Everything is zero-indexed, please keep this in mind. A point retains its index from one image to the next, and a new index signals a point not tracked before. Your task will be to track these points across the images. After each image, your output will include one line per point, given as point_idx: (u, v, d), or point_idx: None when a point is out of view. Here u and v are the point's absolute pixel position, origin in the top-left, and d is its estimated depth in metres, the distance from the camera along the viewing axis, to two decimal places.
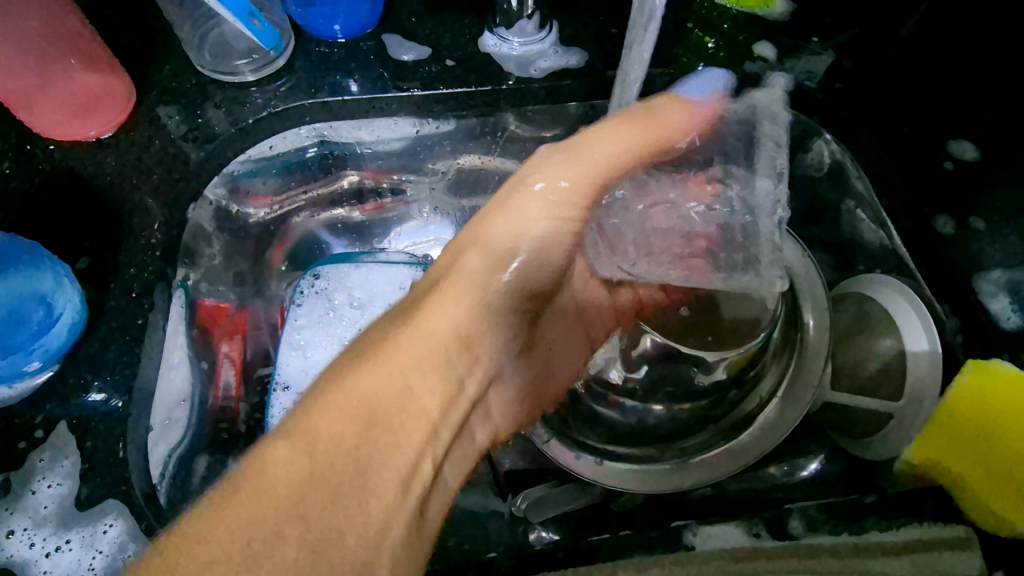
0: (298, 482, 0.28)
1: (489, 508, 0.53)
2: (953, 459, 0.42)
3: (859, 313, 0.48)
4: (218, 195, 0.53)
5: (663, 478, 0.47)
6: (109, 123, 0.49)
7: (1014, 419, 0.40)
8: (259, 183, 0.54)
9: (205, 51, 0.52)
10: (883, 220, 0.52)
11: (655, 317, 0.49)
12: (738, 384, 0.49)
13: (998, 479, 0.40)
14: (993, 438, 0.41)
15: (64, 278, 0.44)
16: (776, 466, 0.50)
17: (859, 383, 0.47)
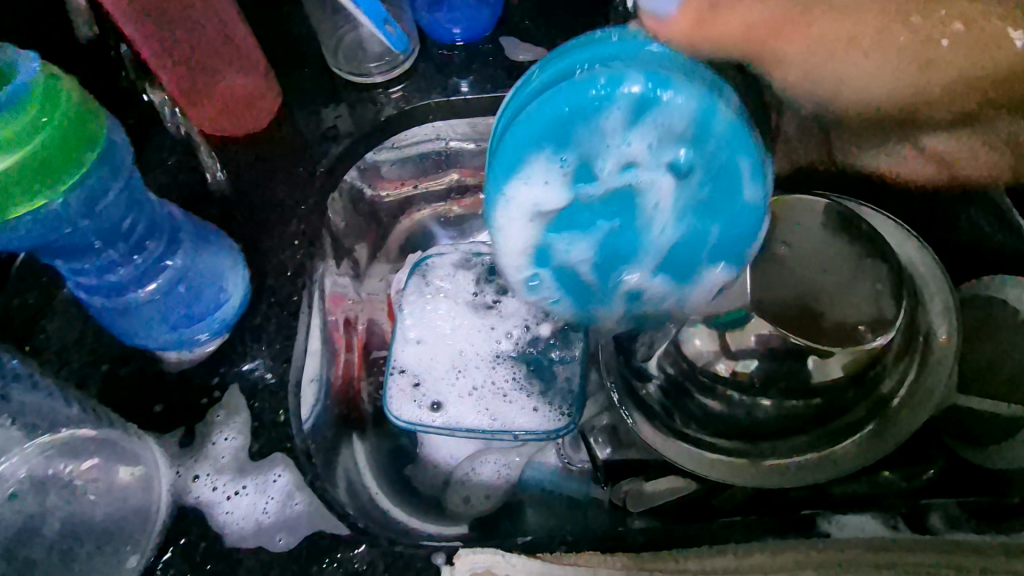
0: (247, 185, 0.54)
1: (590, 494, 0.55)
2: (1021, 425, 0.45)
3: (982, 318, 0.48)
4: (355, 177, 0.57)
5: (768, 474, 0.49)
6: (261, 121, 0.54)
7: None
8: (393, 166, 0.59)
9: (341, 55, 0.56)
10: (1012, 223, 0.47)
11: (764, 311, 0.47)
12: (857, 382, 0.47)
13: None
14: None
15: (238, 258, 0.48)
16: (888, 471, 0.49)
17: (990, 388, 0.46)
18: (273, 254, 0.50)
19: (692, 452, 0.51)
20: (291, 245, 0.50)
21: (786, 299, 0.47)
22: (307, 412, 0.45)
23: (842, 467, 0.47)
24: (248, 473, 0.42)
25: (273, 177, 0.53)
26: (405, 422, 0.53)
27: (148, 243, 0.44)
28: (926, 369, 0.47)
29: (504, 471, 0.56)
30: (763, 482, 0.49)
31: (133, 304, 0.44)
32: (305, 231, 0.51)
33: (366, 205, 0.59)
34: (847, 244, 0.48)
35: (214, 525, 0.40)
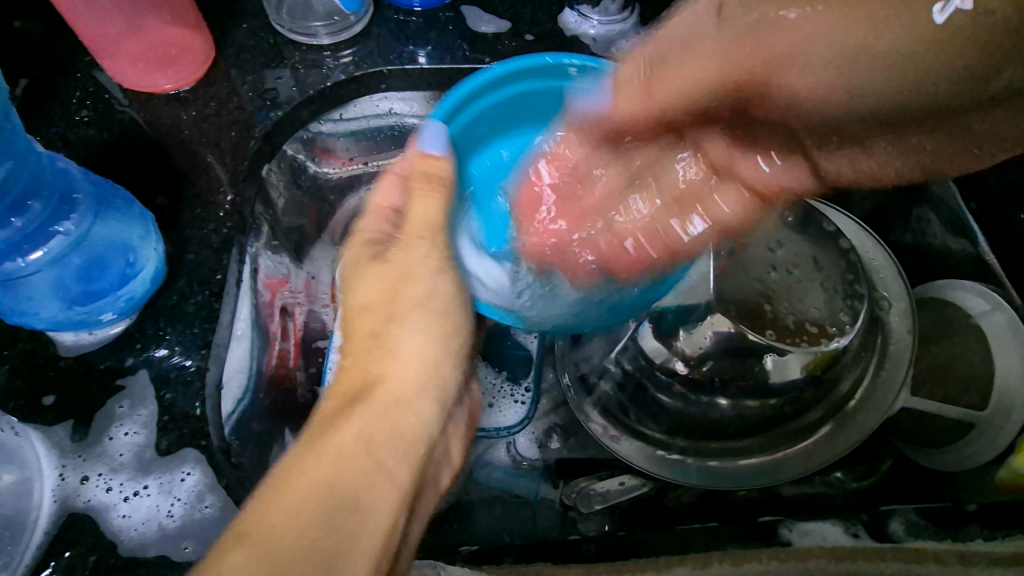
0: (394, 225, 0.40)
1: (540, 494, 0.52)
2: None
3: (940, 320, 0.48)
4: (296, 149, 0.51)
5: (722, 475, 0.47)
6: (187, 77, 0.48)
7: None
8: (340, 141, 0.54)
9: (283, 11, 0.51)
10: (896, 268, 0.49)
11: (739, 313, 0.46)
12: (814, 386, 0.46)
13: None
14: None
15: (152, 228, 0.42)
16: (841, 471, 0.48)
17: (940, 391, 0.46)
18: (197, 224, 0.44)
19: (646, 451, 0.49)
20: (216, 217, 0.45)
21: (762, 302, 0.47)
22: (229, 406, 0.40)
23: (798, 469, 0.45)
24: (151, 471, 0.37)
25: (199, 140, 0.47)
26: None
27: (29, 202, 0.38)
28: (885, 370, 0.46)
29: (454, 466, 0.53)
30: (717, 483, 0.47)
31: (15, 275, 0.39)
32: (232, 200, 0.45)
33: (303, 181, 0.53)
34: (823, 242, 0.48)
35: (109, 533, 0.36)
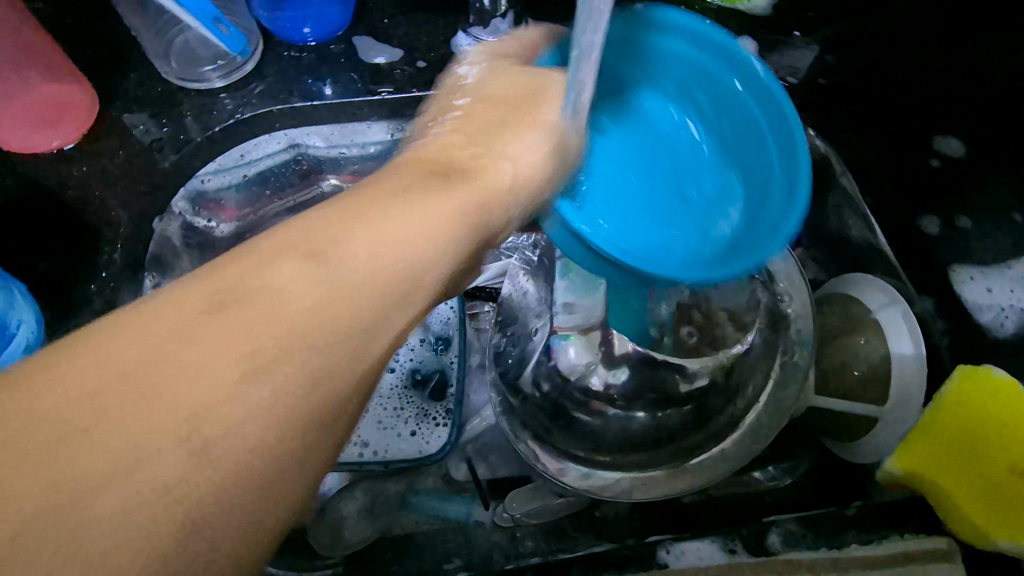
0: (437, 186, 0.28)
1: (472, 517, 0.52)
2: (929, 468, 0.41)
3: (845, 314, 0.48)
4: (183, 208, 0.51)
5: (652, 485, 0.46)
6: (72, 134, 0.47)
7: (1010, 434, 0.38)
8: (230, 193, 0.52)
9: (171, 59, 0.50)
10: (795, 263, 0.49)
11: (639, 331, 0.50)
12: (717, 391, 0.48)
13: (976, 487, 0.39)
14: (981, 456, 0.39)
15: (17, 294, 0.43)
16: (761, 470, 0.48)
17: (846, 387, 0.46)
18: (82, 288, 0.47)
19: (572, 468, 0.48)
20: (99, 277, 0.47)
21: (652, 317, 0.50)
22: None
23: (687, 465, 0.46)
24: None
25: (93, 197, 0.47)
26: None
27: None
28: (788, 371, 0.46)
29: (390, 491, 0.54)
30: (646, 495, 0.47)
31: None
32: (120, 258, 0.48)
33: (203, 238, 0.52)
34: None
35: None
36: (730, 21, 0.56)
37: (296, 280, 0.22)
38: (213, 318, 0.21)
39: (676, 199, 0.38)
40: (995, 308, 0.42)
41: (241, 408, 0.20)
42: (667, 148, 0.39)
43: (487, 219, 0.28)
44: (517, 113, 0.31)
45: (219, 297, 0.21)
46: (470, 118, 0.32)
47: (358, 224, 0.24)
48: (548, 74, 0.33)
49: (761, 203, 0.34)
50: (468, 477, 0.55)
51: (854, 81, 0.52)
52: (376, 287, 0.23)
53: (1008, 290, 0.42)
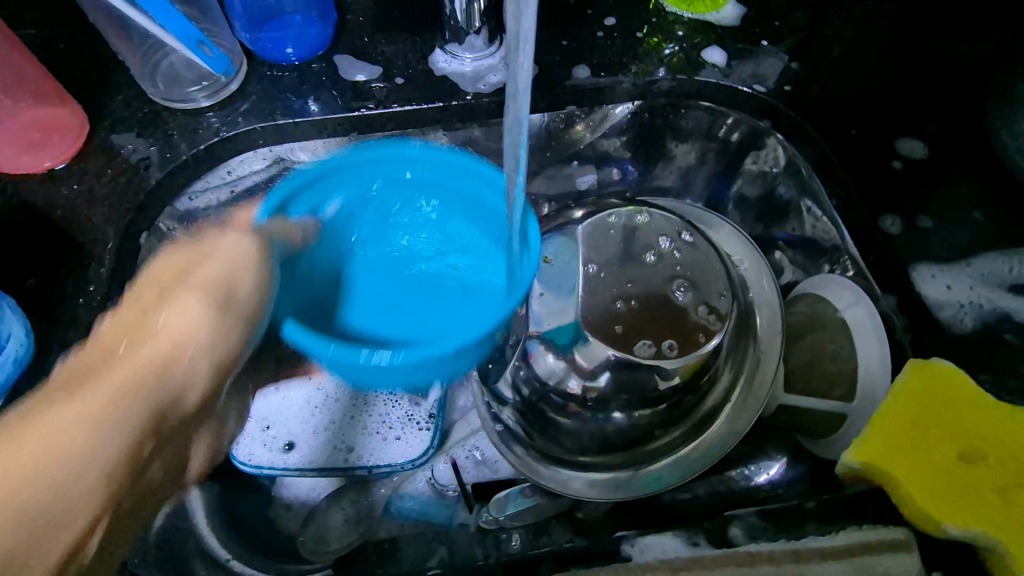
0: (178, 339, 0.36)
1: (456, 520, 0.54)
2: (898, 469, 0.34)
3: (813, 313, 0.49)
4: (171, 224, 0.51)
5: (635, 485, 0.48)
6: (62, 154, 0.49)
7: (967, 407, 0.34)
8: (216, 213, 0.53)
9: (158, 80, 0.52)
10: (760, 265, 0.52)
11: (615, 334, 0.48)
12: (692, 390, 0.48)
13: (989, 487, 0.32)
14: (980, 449, 0.33)
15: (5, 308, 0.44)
16: (738, 469, 0.49)
17: (814, 384, 0.47)
18: (67, 303, 0.46)
19: (562, 471, 0.50)
20: (87, 289, 0.46)
21: (616, 322, 0.48)
22: None
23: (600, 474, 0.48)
24: None
25: (77, 212, 0.48)
26: (272, 470, 0.54)
27: None
28: (755, 371, 0.48)
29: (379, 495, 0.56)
30: (630, 494, 0.48)
31: None
32: (105, 274, 0.47)
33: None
34: (698, 251, 0.51)
35: None
36: (700, 33, 0.58)
37: (173, 329, 0.37)
38: (32, 420, 0.31)
39: (399, 299, 0.48)
40: (956, 305, 0.43)
41: (103, 426, 0.32)
42: (441, 289, 0.48)
43: (236, 289, 0.39)
44: (177, 287, 0.38)
45: (84, 368, 0.35)
46: (175, 255, 0.40)
47: (143, 311, 0.37)
48: (259, 237, 0.40)
49: (511, 272, 0.44)
50: (456, 482, 0.57)
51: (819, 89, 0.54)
52: (229, 330, 0.38)
53: (966, 287, 0.44)
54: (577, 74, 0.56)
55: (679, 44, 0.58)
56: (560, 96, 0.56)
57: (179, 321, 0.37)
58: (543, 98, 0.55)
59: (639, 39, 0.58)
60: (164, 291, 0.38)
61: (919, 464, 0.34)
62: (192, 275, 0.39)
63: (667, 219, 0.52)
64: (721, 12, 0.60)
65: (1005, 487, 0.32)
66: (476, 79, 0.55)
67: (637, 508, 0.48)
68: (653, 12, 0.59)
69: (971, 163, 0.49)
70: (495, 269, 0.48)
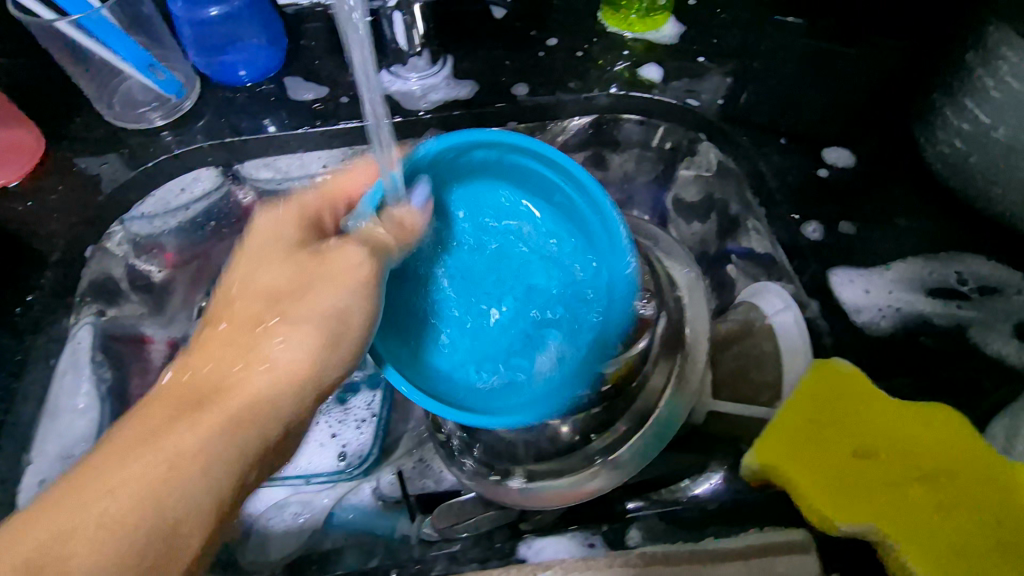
0: (282, 370, 0.35)
1: (398, 534, 0.53)
2: (787, 464, 0.34)
3: (745, 321, 0.48)
4: (125, 251, 0.53)
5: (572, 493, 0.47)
6: (16, 173, 0.52)
7: (869, 415, 0.35)
8: (168, 236, 0.55)
9: (114, 103, 0.55)
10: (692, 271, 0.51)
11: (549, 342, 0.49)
12: (621, 395, 0.48)
13: (881, 493, 0.32)
14: (876, 456, 0.33)
15: None
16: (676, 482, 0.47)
17: (742, 391, 0.47)
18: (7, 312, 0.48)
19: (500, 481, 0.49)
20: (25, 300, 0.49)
21: None
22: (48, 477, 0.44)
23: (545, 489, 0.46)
24: None
25: (26, 226, 0.51)
26: None
27: None
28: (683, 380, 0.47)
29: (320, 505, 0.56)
30: (567, 502, 0.47)
31: None
32: (48, 285, 0.50)
33: (147, 282, 0.54)
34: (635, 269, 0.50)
35: None
36: (641, 49, 0.60)
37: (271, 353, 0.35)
38: (115, 456, 0.30)
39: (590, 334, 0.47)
40: (873, 309, 0.44)
41: (202, 452, 0.31)
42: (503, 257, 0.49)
43: (348, 319, 0.37)
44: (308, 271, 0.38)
45: (214, 383, 0.34)
46: (291, 258, 0.38)
47: (277, 321, 0.36)
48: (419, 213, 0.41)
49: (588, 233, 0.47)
50: (400, 493, 0.57)
51: (754, 101, 0.55)
52: (309, 368, 0.36)
53: (885, 291, 0.44)
54: (516, 91, 0.58)
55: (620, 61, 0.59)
56: (499, 114, 0.57)
57: (252, 308, 0.37)
58: (483, 115, 0.57)
59: (580, 56, 0.59)
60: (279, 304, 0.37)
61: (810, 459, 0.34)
62: (334, 267, 0.38)
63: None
64: (662, 30, 0.61)
65: (896, 494, 0.32)
66: (420, 98, 0.58)
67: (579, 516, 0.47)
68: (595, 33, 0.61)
69: (896, 172, 0.50)
70: (576, 247, 0.48)
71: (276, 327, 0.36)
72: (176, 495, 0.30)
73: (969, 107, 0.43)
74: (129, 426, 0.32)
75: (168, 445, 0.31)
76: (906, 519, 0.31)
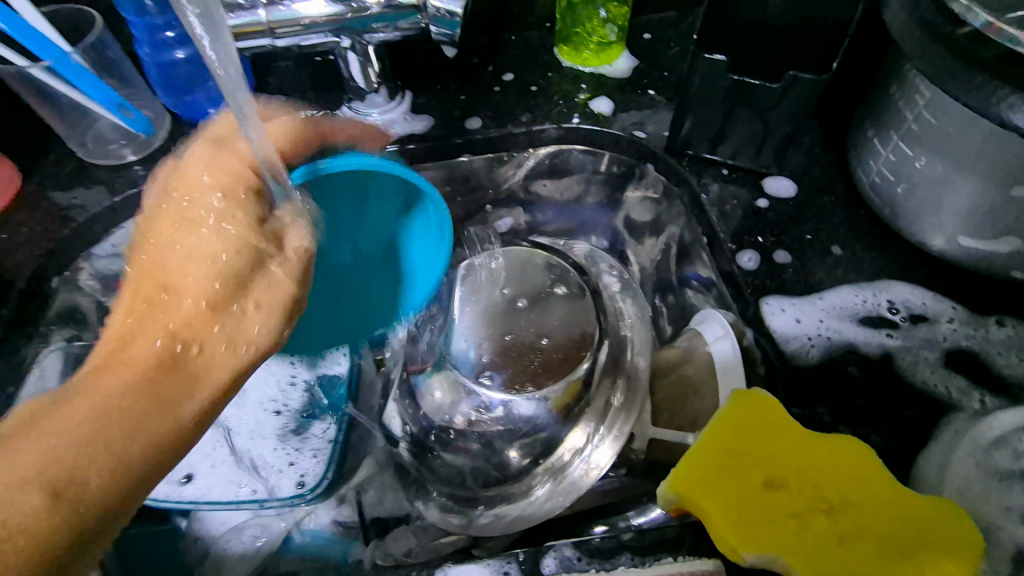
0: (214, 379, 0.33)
1: (353, 557, 0.55)
2: (705, 496, 0.34)
3: (686, 350, 0.49)
4: (92, 287, 0.55)
5: (515, 518, 0.48)
6: None
7: (783, 445, 0.35)
8: (130, 271, 0.56)
9: (86, 140, 0.58)
10: (632, 297, 0.54)
11: (502, 369, 0.51)
12: (565, 420, 0.49)
13: (792, 524, 0.32)
14: (788, 486, 0.34)
15: None
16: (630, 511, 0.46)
17: (680, 420, 0.48)
18: None
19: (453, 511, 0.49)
20: None
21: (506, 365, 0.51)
22: None
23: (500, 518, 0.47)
24: None
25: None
26: (165, 502, 0.55)
27: None
28: (627, 405, 0.48)
29: (276, 531, 0.56)
30: (511, 528, 0.48)
31: None
32: (7, 315, 0.52)
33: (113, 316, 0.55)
34: (581, 303, 0.53)
35: None
36: (594, 84, 0.62)
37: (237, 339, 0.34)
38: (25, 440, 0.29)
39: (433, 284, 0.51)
40: (802, 337, 0.45)
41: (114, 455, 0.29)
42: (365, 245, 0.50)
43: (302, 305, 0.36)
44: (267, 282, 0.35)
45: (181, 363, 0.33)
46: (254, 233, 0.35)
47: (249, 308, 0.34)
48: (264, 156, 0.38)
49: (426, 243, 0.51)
50: (356, 518, 0.57)
51: None
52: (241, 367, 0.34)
53: (817, 320, 0.45)
54: (469, 125, 0.60)
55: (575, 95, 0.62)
56: (454, 148, 0.59)
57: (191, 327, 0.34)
58: (439, 147, 0.59)
59: (535, 91, 0.62)
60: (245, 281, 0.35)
61: (727, 491, 0.34)
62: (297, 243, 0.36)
63: (562, 269, 0.55)
64: (615, 64, 0.63)
65: (807, 524, 0.32)
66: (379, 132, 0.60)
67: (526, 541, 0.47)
68: (550, 67, 0.64)
69: (832, 202, 0.51)
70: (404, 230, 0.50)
71: (245, 314, 0.34)
72: (99, 494, 0.29)
73: (893, 138, 0.44)
74: (53, 412, 0.30)
75: (120, 432, 0.30)
76: (816, 550, 0.32)
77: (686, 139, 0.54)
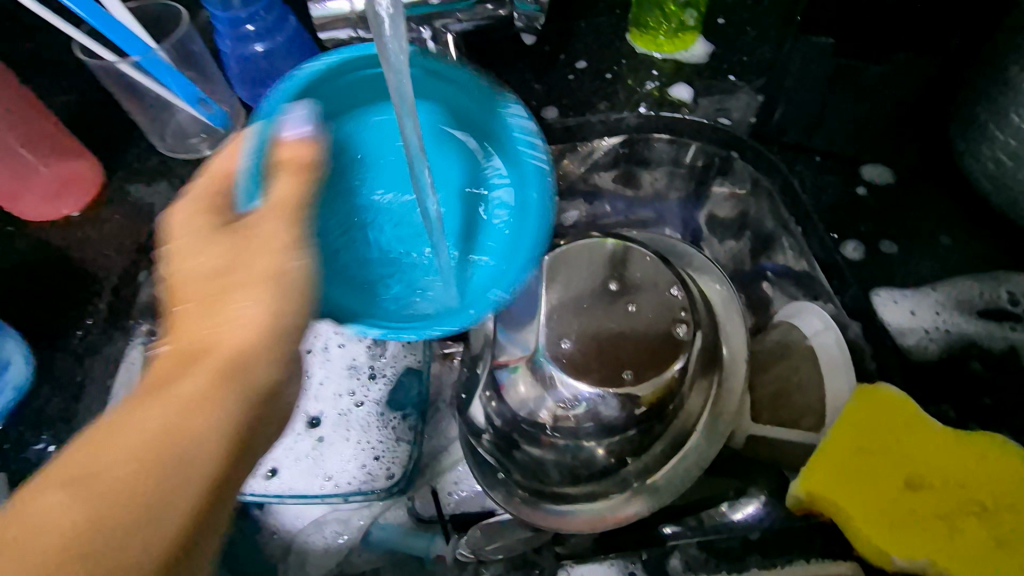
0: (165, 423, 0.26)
1: (433, 553, 0.53)
2: (842, 495, 0.33)
3: (782, 343, 0.48)
4: None
5: (605, 515, 0.47)
6: (79, 203, 0.55)
7: (922, 445, 0.34)
8: None
9: (167, 135, 0.58)
10: (723, 283, 0.52)
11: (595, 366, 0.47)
12: (658, 418, 0.47)
13: (937, 528, 0.31)
14: (929, 488, 0.32)
15: (11, 339, 0.49)
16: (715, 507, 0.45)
17: (781, 416, 0.47)
18: (65, 336, 0.51)
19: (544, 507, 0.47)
20: (85, 324, 0.52)
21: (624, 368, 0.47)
22: None
23: (593, 514, 0.46)
24: None
25: (83, 252, 0.54)
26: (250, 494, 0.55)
27: None
28: (722, 401, 0.47)
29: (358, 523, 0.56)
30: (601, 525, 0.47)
31: None
32: (101, 310, 0.52)
33: None
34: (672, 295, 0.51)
35: None
36: (670, 70, 0.60)
37: (236, 322, 0.31)
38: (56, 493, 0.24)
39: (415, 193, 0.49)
40: (918, 331, 0.43)
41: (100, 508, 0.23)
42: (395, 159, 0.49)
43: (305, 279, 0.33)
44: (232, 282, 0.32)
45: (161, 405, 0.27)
46: (219, 237, 0.33)
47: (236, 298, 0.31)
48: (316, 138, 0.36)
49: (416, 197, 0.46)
50: (435, 512, 0.57)
51: None
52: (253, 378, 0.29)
53: (932, 312, 0.44)
54: (544, 115, 0.59)
55: (652, 82, 0.60)
56: None
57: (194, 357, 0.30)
58: None
59: (610, 78, 0.60)
60: (227, 278, 0.32)
61: (861, 490, 0.33)
62: (259, 235, 0.33)
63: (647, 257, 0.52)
64: (691, 49, 0.61)
65: (955, 530, 0.31)
66: None
67: (613, 543, 0.45)
68: (624, 54, 0.62)
69: (937, 189, 0.49)
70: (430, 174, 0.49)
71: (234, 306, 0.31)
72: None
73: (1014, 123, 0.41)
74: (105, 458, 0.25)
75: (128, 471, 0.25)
76: (967, 556, 0.30)
77: (778, 126, 0.52)
